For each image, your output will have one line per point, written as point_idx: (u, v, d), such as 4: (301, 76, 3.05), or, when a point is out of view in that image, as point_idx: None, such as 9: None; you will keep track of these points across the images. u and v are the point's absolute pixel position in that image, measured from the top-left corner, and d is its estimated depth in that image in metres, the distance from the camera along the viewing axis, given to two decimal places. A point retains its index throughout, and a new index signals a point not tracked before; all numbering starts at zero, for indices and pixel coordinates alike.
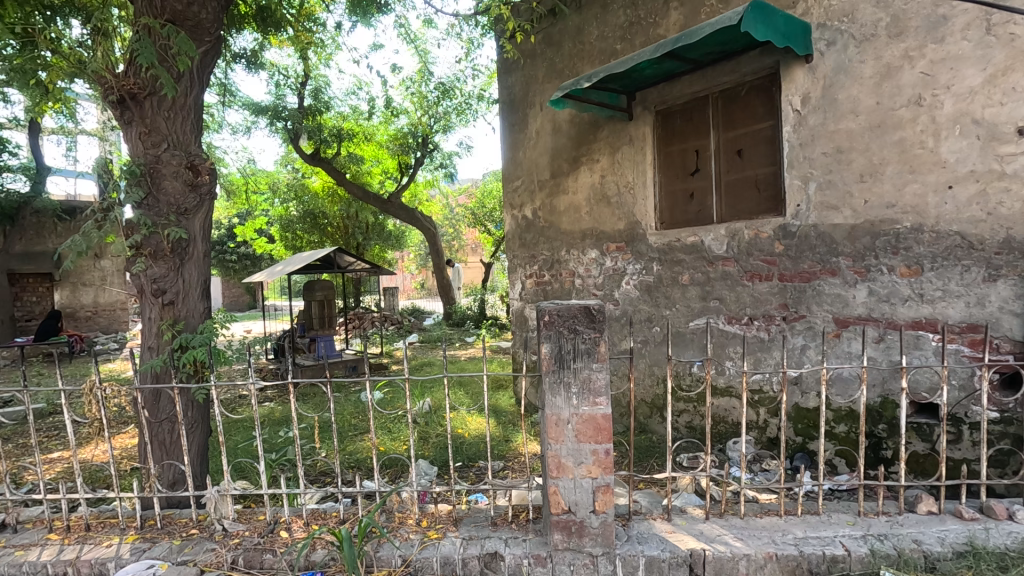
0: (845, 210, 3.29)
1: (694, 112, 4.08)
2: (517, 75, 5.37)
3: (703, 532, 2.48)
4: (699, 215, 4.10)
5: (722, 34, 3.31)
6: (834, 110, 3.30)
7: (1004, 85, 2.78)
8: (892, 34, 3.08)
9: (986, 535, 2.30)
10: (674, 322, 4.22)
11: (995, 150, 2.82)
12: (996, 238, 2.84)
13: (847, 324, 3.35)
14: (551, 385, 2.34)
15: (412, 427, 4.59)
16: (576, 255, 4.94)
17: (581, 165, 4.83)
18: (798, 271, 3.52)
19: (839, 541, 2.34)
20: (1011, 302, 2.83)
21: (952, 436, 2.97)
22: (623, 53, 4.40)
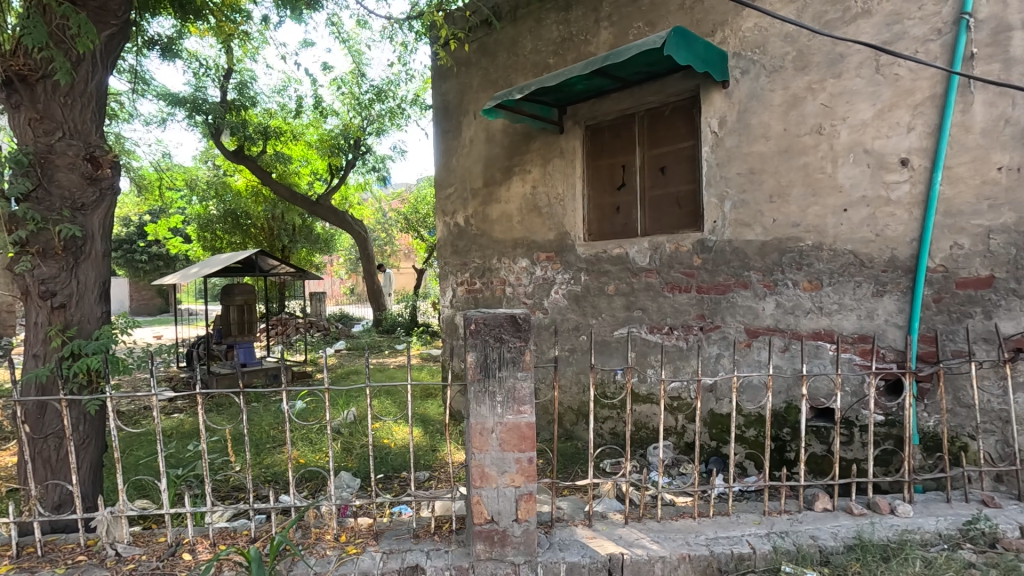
0: (757, 227, 3.53)
1: (621, 129, 4.24)
2: (451, 83, 5.37)
3: (622, 536, 2.54)
4: (625, 228, 4.25)
5: (647, 56, 3.47)
6: (748, 133, 3.54)
7: (891, 120, 3.07)
8: (797, 67, 3.34)
9: (872, 529, 2.51)
10: (601, 331, 4.34)
11: (883, 178, 3.09)
12: (883, 258, 3.11)
13: (757, 334, 3.57)
14: (476, 394, 2.33)
15: (334, 438, 4.42)
16: (507, 263, 4.98)
17: (514, 174, 4.89)
18: (714, 284, 3.72)
19: (746, 540, 2.48)
20: (895, 315, 3.09)
21: (845, 438, 3.23)
22: (555, 67, 4.51)
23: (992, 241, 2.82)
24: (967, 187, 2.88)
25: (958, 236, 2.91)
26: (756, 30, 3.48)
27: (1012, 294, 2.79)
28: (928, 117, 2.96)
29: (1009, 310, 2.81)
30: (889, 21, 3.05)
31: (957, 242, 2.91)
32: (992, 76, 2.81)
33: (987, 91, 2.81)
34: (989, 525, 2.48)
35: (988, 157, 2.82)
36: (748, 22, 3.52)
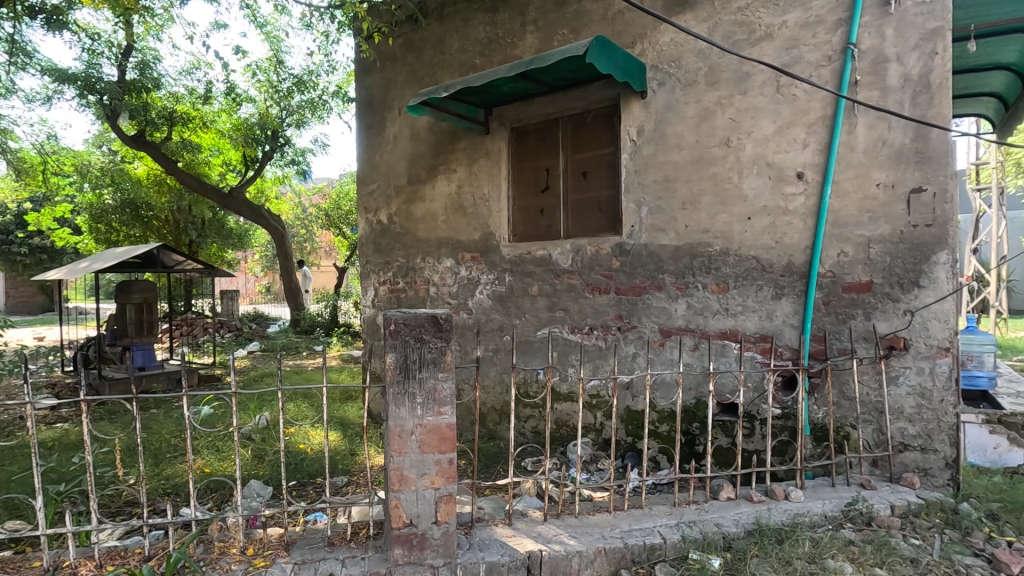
0: (670, 232, 3.71)
1: (546, 132, 4.32)
2: (375, 77, 5.22)
3: (541, 534, 2.58)
4: (548, 230, 4.33)
5: (570, 63, 3.55)
6: (663, 143, 3.72)
7: (789, 137, 3.33)
8: (708, 82, 3.55)
9: (769, 514, 2.71)
10: (524, 331, 4.39)
11: (781, 190, 3.35)
12: (781, 263, 3.37)
13: (670, 334, 3.75)
14: (395, 396, 2.28)
15: (243, 445, 4.17)
16: (431, 263, 4.92)
17: (439, 173, 4.85)
18: (632, 286, 3.88)
19: (657, 531, 2.60)
20: (791, 316, 3.35)
21: (747, 430, 3.46)
22: (482, 68, 4.52)
23: (871, 250, 3.13)
24: (852, 200, 3.18)
25: (844, 244, 3.20)
26: (672, 44, 3.67)
27: (887, 297, 3.11)
28: (820, 136, 3.24)
29: (885, 311, 3.12)
30: (788, 45, 3.32)
31: (843, 250, 3.21)
32: (872, 101, 3.12)
33: (868, 114, 3.12)
34: (866, 505, 2.76)
35: (869, 174, 3.13)
36: (665, 36, 3.70)
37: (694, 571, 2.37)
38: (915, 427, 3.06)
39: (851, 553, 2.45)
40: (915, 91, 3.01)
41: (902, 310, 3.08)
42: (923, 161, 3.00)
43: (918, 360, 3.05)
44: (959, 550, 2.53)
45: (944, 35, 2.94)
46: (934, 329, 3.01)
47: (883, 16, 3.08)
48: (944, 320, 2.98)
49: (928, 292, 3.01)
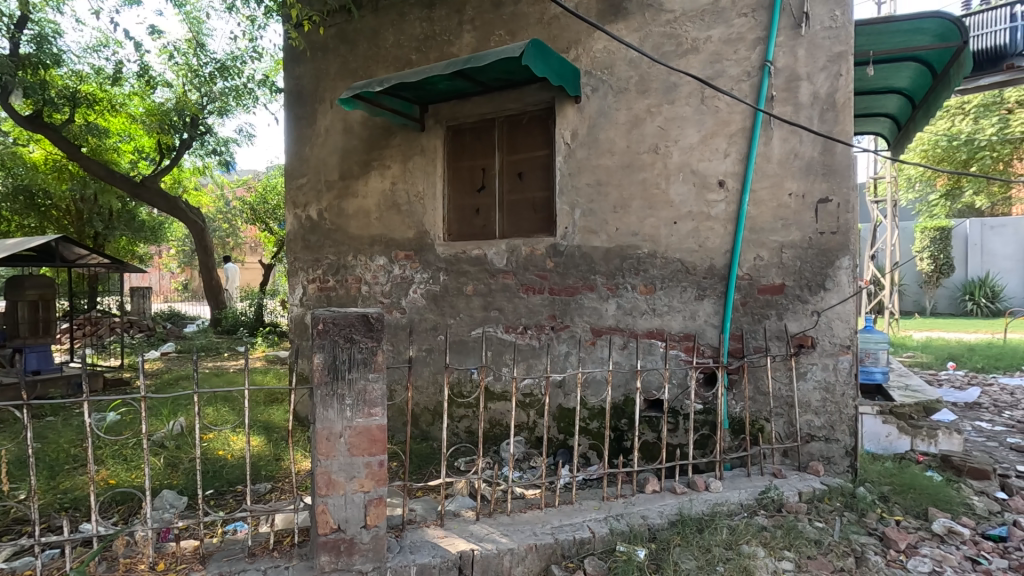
0: (602, 234, 3.81)
1: (482, 132, 4.33)
2: (305, 67, 5.02)
3: (473, 533, 2.58)
4: (483, 229, 4.34)
5: (506, 64, 3.57)
6: (596, 147, 3.82)
7: (712, 146, 3.51)
8: (639, 91, 3.68)
9: (691, 504, 2.85)
10: (458, 331, 4.37)
11: (704, 196, 3.53)
12: (704, 266, 3.55)
13: (601, 333, 3.85)
14: (322, 397, 2.20)
15: (155, 453, 3.88)
16: (363, 261, 4.80)
17: (372, 169, 4.74)
18: (565, 286, 3.95)
19: (586, 525, 2.66)
20: (712, 317, 3.53)
21: (671, 425, 3.61)
22: (418, 64, 4.45)
23: (784, 254, 3.36)
24: (767, 208, 3.39)
25: (760, 249, 3.41)
26: (606, 52, 3.77)
27: (798, 299, 3.35)
28: (740, 146, 3.44)
29: (795, 312, 3.36)
30: (712, 59, 3.50)
31: (759, 254, 3.42)
32: (786, 116, 3.35)
33: (782, 128, 3.34)
34: (777, 493, 2.96)
35: (783, 184, 3.36)
36: (598, 43, 3.79)
37: (621, 562, 2.45)
38: (820, 419, 3.32)
39: (764, 538, 2.62)
40: (823, 109, 3.26)
41: (810, 310, 3.32)
42: (829, 173, 3.25)
43: (824, 357, 3.31)
44: (856, 530, 2.76)
45: (847, 58, 3.20)
46: (837, 328, 3.28)
47: (796, 37, 3.31)
48: (846, 320, 3.25)
49: (832, 294, 3.27)
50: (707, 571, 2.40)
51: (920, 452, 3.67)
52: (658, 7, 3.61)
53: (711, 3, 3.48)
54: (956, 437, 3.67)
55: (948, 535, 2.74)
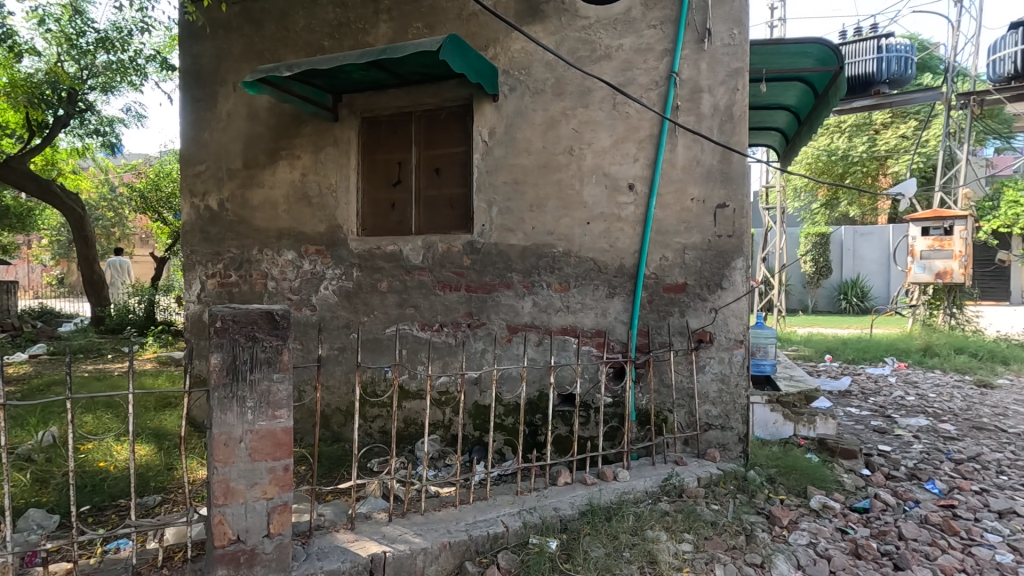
0: (518, 233, 3.86)
1: (398, 126, 4.30)
2: (204, 44, 4.65)
3: (385, 535, 2.52)
4: (399, 225, 4.29)
5: (424, 58, 3.51)
6: (513, 146, 3.86)
7: (622, 150, 3.66)
8: (554, 93, 3.77)
9: (600, 494, 2.96)
10: (372, 329, 4.25)
11: (615, 198, 3.68)
12: (614, 265, 3.70)
13: (516, 330, 3.90)
14: (220, 400, 2.06)
15: (19, 469, 3.44)
16: (270, 256, 4.54)
17: (280, 159, 4.49)
18: (481, 283, 3.96)
19: (500, 520, 2.69)
20: (621, 314, 3.69)
21: (583, 419, 3.73)
22: (330, 51, 4.27)
23: (686, 255, 3.58)
24: (672, 212, 3.59)
25: (665, 250, 3.61)
26: (523, 52, 3.82)
27: (698, 297, 3.58)
28: (648, 151, 3.61)
29: (696, 309, 3.58)
30: (623, 67, 3.65)
31: (664, 255, 3.62)
32: (690, 125, 3.56)
33: (686, 136, 3.55)
34: (678, 479, 3.15)
35: (686, 190, 3.57)
36: (516, 44, 3.83)
37: (533, 554, 2.50)
38: (717, 408, 3.56)
39: (666, 523, 2.78)
40: (722, 121, 3.50)
41: (708, 308, 3.56)
42: (726, 181, 3.50)
43: (720, 351, 3.56)
44: (746, 510, 3.00)
45: (743, 74, 3.47)
46: (732, 324, 3.54)
47: (699, 51, 3.53)
48: (739, 317, 3.52)
49: (728, 293, 3.53)
50: (614, 556, 2.51)
51: (801, 436, 4.05)
52: (574, 13, 3.72)
53: (623, 13, 3.63)
54: (831, 421, 4.09)
55: (823, 510, 3.05)
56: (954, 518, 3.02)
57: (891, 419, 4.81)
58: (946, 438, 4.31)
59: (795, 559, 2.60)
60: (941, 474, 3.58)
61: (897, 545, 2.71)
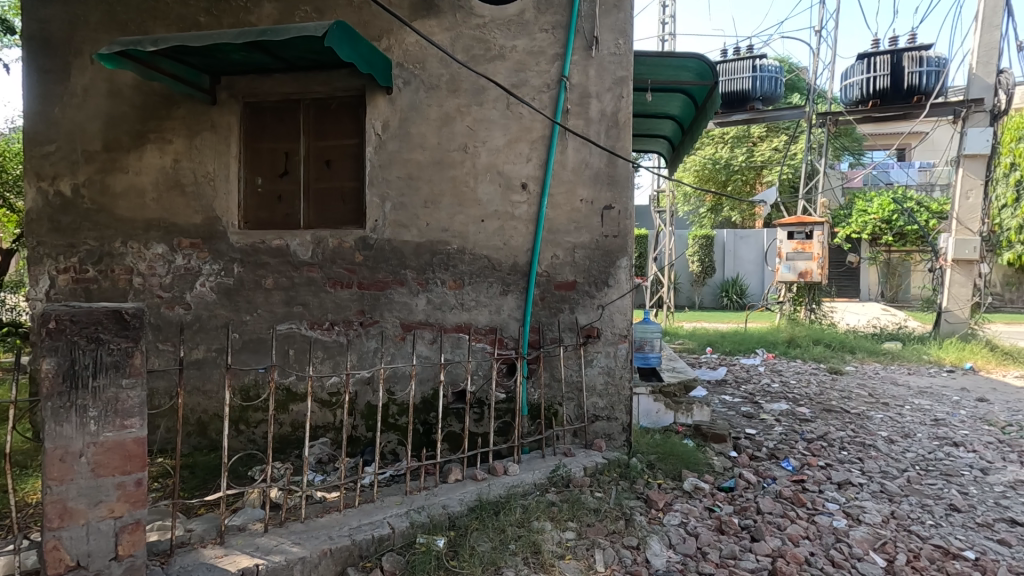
0: (412, 229, 3.80)
1: (285, 114, 4.08)
2: (52, 8, 4.09)
3: (259, 547, 2.38)
4: (286, 218, 4.08)
5: (309, 43, 3.34)
6: (407, 141, 3.79)
7: (516, 150, 3.72)
8: (449, 89, 3.75)
9: (489, 489, 2.99)
10: (255, 328, 3.98)
11: (509, 197, 3.73)
12: (508, 263, 3.75)
13: (410, 328, 3.84)
14: (55, 411, 1.84)
15: None
16: (136, 249, 4.11)
17: (148, 142, 4.08)
18: (374, 280, 3.85)
19: (386, 522, 2.63)
20: (515, 311, 3.74)
21: (476, 415, 3.75)
22: (207, 28, 3.95)
23: (576, 254, 3.71)
24: (562, 212, 3.71)
25: (556, 249, 3.72)
26: (417, 47, 3.76)
27: (586, 294, 3.72)
28: (540, 152, 3.70)
29: (584, 306, 3.73)
30: (516, 68, 3.71)
31: (556, 254, 3.72)
32: (579, 129, 3.69)
33: (576, 139, 3.68)
34: (565, 470, 3.27)
35: (575, 191, 3.70)
36: (410, 37, 3.76)
37: (419, 554, 2.48)
38: (603, 400, 3.73)
39: (551, 513, 2.87)
40: (608, 126, 3.67)
41: (596, 304, 3.72)
42: (613, 184, 3.67)
43: (607, 346, 3.73)
44: (627, 496, 3.18)
45: (628, 83, 3.65)
46: (617, 320, 3.72)
47: (588, 58, 3.66)
48: (624, 313, 3.71)
49: (613, 290, 3.70)
50: (500, 550, 2.55)
51: (679, 423, 4.34)
52: (468, 10, 3.72)
53: (516, 15, 3.69)
54: (705, 409, 4.43)
55: (695, 491, 3.30)
56: (803, 491, 3.40)
57: (758, 405, 5.31)
58: (801, 421, 4.84)
59: (667, 539, 2.78)
60: (795, 452, 4.01)
61: (754, 518, 3.00)
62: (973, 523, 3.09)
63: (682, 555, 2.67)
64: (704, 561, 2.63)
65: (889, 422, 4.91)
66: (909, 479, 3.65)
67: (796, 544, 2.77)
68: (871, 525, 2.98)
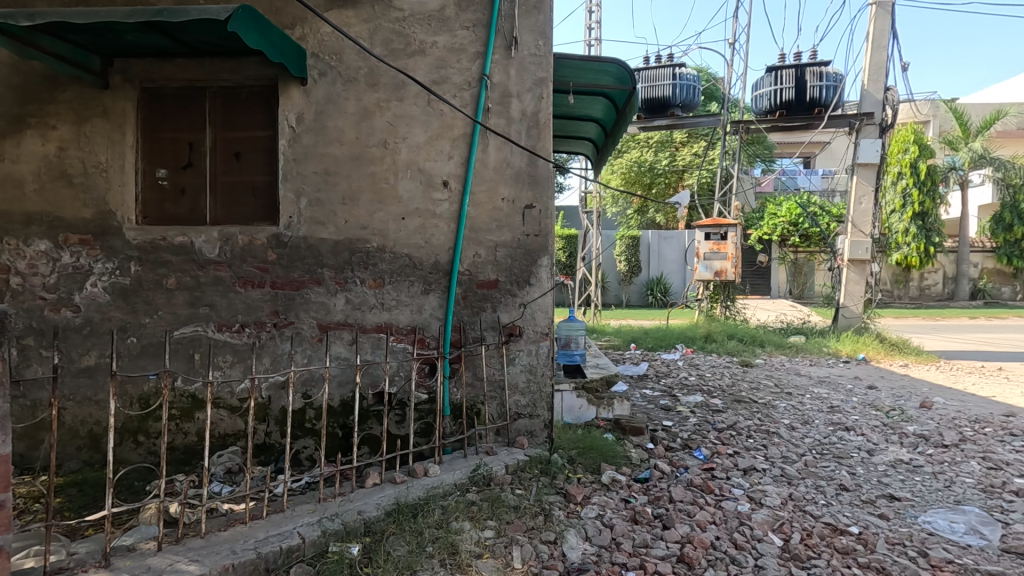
0: (329, 226, 3.66)
1: (189, 102, 3.83)
2: None
3: (150, 568, 2.21)
4: (191, 213, 3.84)
5: (212, 27, 3.14)
6: (323, 135, 3.65)
7: (437, 147, 3.67)
8: (368, 83, 3.64)
9: (407, 492, 2.94)
10: (156, 332, 3.69)
11: (430, 194, 3.68)
12: (429, 262, 3.69)
13: (328, 329, 3.70)
14: None
15: None
16: (13, 245, 3.69)
17: (28, 128, 3.68)
18: (288, 280, 3.68)
19: (296, 531, 2.52)
20: (436, 310, 3.70)
21: (397, 417, 3.67)
22: (97, 4, 3.62)
23: (497, 253, 3.72)
24: (484, 210, 3.70)
25: (478, 247, 3.71)
26: (333, 38, 3.63)
27: (508, 292, 3.74)
28: (461, 150, 3.67)
29: (506, 304, 3.74)
30: (437, 65, 3.66)
31: (478, 252, 3.71)
32: (500, 128, 3.70)
33: (497, 138, 3.69)
34: (486, 469, 3.27)
35: (497, 190, 3.70)
36: (326, 27, 3.63)
37: (331, 563, 2.40)
38: (525, 398, 3.76)
39: (471, 512, 2.86)
40: (529, 126, 3.70)
41: (518, 303, 3.75)
42: (534, 184, 3.71)
43: (529, 344, 3.76)
44: (547, 491, 3.22)
45: (548, 84, 3.70)
46: (538, 318, 3.76)
47: (508, 57, 3.68)
48: (545, 311, 3.75)
49: (535, 288, 3.74)
50: (417, 553, 2.50)
51: (601, 418, 4.45)
52: (387, 3, 3.63)
53: (437, 10, 3.64)
54: (625, 403, 4.57)
55: (612, 483, 3.39)
56: (713, 478, 3.59)
57: (676, 398, 5.56)
58: (714, 411, 5.11)
59: (584, 532, 2.84)
60: (706, 442, 4.22)
61: (666, 507, 3.13)
62: (859, 500, 3.37)
63: (597, 547, 2.73)
64: (618, 551, 2.71)
65: (791, 410, 5.28)
66: (806, 462, 3.94)
67: (704, 530, 2.91)
68: (771, 508, 3.18)
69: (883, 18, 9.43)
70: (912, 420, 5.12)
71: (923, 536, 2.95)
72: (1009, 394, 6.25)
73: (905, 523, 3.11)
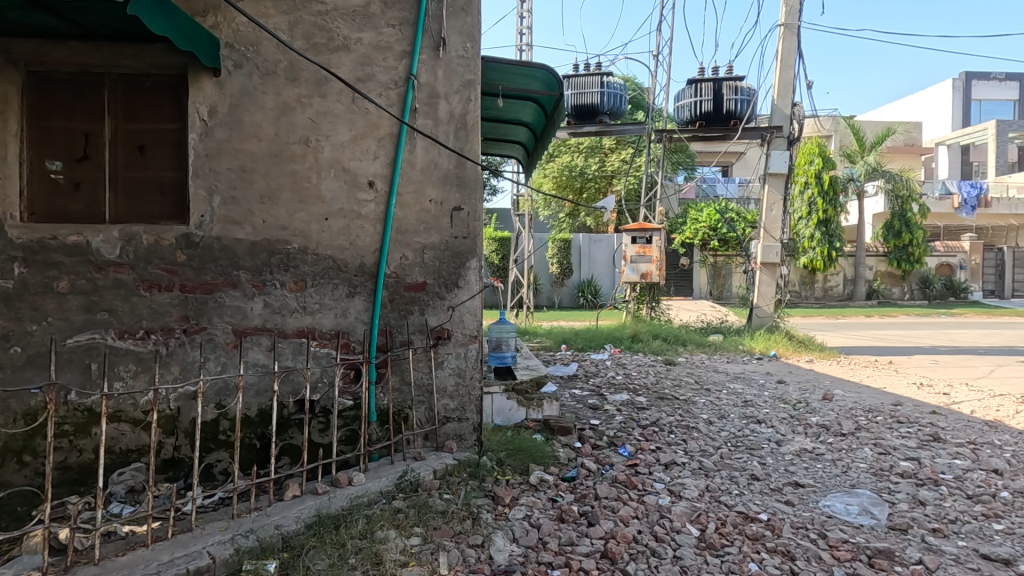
0: (246, 226, 3.47)
1: (84, 88, 3.52)
2: None
3: None
4: (87, 210, 3.53)
5: (111, 8, 2.89)
6: (239, 129, 3.46)
7: (362, 146, 3.58)
8: (288, 77, 3.49)
9: (330, 503, 2.83)
10: (44, 340, 3.33)
11: (355, 194, 3.57)
12: (354, 264, 3.59)
13: (244, 335, 3.50)
14: None
15: None
16: None
17: None
18: (199, 283, 3.45)
19: (205, 551, 2.36)
20: (362, 313, 3.59)
21: (320, 425, 3.54)
22: None
23: (425, 255, 3.67)
24: (411, 212, 3.64)
25: (405, 249, 3.64)
26: (250, 28, 3.45)
27: (436, 295, 3.70)
28: (387, 150, 3.60)
29: (434, 307, 3.70)
30: (362, 62, 3.57)
31: (405, 254, 3.65)
32: (428, 128, 3.66)
33: (424, 139, 3.64)
34: (414, 475, 3.20)
35: (425, 191, 3.66)
36: (241, 16, 3.44)
37: None
38: (454, 402, 3.73)
39: (397, 520, 2.80)
40: (457, 128, 3.69)
41: (446, 306, 3.71)
42: (461, 186, 3.70)
43: (457, 347, 3.74)
44: (476, 494, 3.21)
45: (476, 86, 3.71)
46: (467, 320, 3.74)
47: (436, 58, 3.64)
48: (473, 314, 3.75)
49: (463, 291, 3.73)
50: (338, 565, 2.42)
51: (530, 419, 4.50)
52: None
53: (362, 6, 3.55)
54: (555, 403, 4.64)
55: (540, 483, 3.44)
56: (636, 473, 3.71)
57: (603, 396, 5.71)
58: (639, 409, 5.28)
59: (511, 533, 2.86)
60: (631, 438, 4.36)
61: (592, 504, 3.20)
62: (768, 489, 3.60)
63: (524, 548, 2.76)
64: (545, 550, 2.74)
65: (709, 405, 5.56)
66: (721, 455, 4.16)
67: (627, 524, 3.00)
68: (689, 499, 3.33)
69: (790, 38, 10.16)
70: (815, 411, 5.54)
71: (822, 519, 3.19)
72: (897, 385, 6.89)
73: (807, 507, 3.35)
